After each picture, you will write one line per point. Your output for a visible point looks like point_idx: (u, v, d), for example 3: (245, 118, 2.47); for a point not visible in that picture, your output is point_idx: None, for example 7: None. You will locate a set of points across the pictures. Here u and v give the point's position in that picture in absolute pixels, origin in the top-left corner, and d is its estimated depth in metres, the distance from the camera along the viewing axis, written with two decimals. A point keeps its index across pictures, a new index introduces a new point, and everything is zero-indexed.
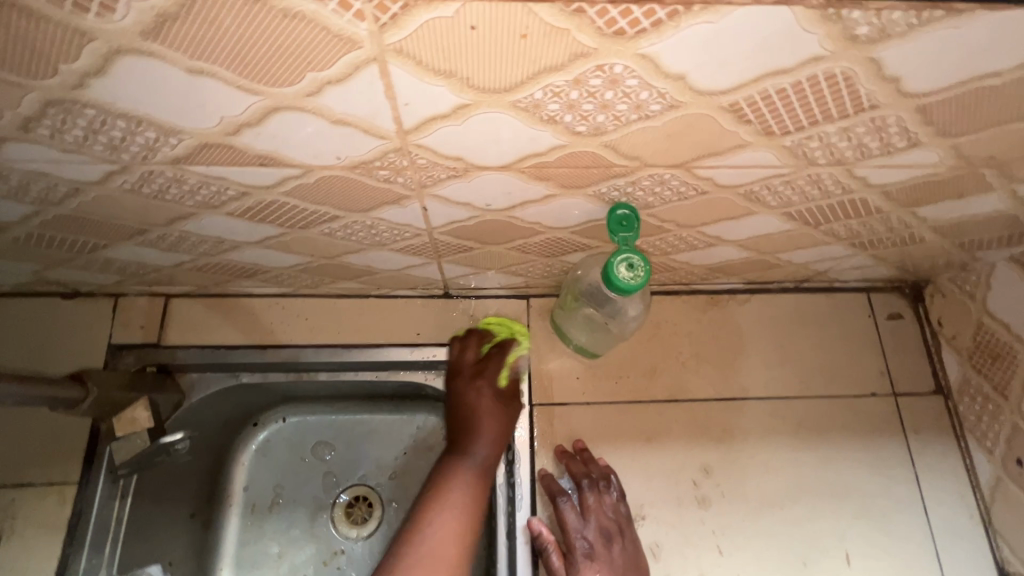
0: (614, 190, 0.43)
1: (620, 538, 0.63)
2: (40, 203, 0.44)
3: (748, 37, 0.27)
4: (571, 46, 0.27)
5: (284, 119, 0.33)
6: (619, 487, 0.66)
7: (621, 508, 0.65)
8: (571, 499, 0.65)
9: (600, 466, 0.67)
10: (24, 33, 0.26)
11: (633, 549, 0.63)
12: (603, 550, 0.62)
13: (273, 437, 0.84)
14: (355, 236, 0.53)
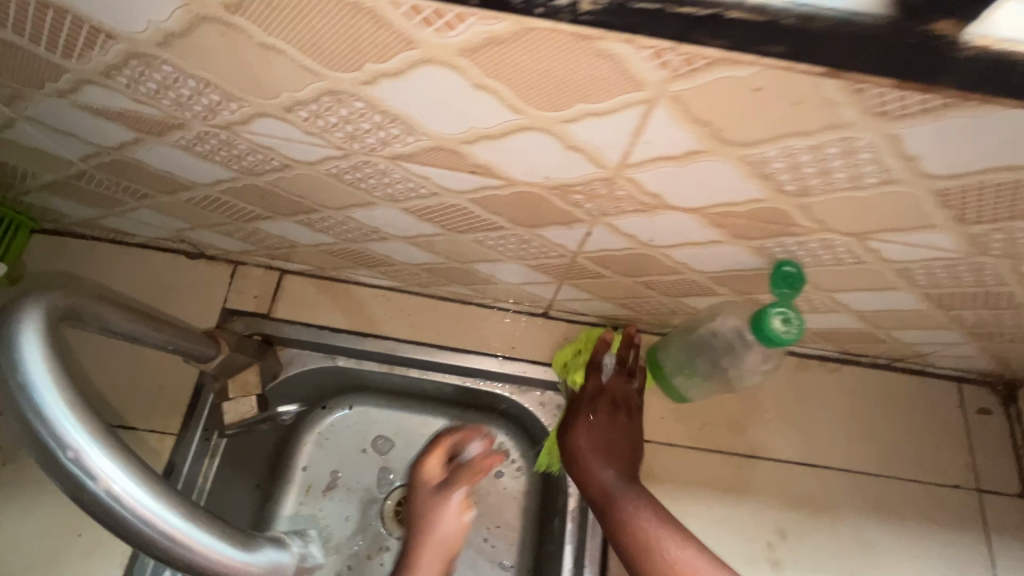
0: (778, 246, 0.45)
1: (629, 423, 0.68)
2: (242, 172, 0.48)
3: (1000, 134, 0.29)
4: (832, 118, 0.30)
5: (525, 138, 0.36)
6: (638, 382, 0.71)
7: (633, 391, 0.70)
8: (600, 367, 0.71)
9: (636, 362, 0.72)
10: (357, 36, 0.29)
11: (636, 425, 0.68)
12: (609, 412, 0.68)
13: (338, 422, 0.85)
14: (502, 248, 0.56)
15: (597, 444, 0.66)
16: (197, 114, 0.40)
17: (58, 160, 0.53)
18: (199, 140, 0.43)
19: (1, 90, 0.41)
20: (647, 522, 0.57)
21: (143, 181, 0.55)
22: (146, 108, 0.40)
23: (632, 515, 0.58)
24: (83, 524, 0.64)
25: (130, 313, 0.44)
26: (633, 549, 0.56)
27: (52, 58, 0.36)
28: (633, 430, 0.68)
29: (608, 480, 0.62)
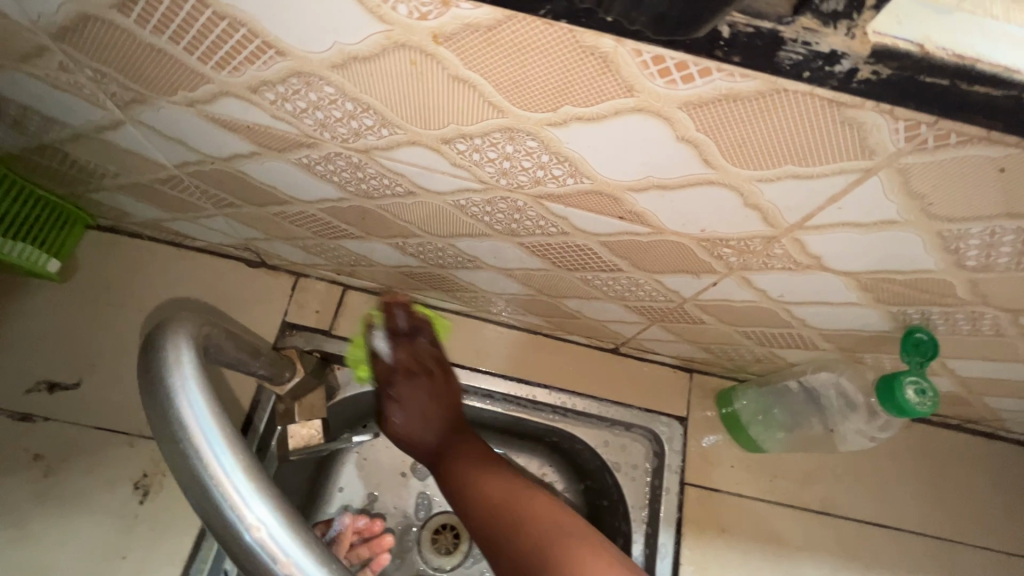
0: (917, 314, 0.43)
1: (430, 387, 0.64)
2: (356, 194, 0.45)
3: None
4: None
5: (703, 192, 0.33)
6: (427, 338, 0.66)
7: (432, 352, 0.66)
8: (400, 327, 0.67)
9: (410, 323, 0.67)
10: (572, 79, 0.27)
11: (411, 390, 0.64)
12: (404, 381, 0.65)
13: (377, 443, 0.82)
14: (606, 288, 0.53)
15: (422, 419, 0.63)
16: (337, 137, 0.37)
17: (147, 164, 0.50)
18: (326, 160, 0.41)
19: (122, 93, 0.39)
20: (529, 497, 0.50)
21: (232, 191, 0.52)
22: (283, 126, 0.38)
23: (526, 509, 0.49)
24: (127, 546, 0.60)
25: (234, 339, 0.41)
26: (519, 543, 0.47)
27: (201, 69, 0.33)
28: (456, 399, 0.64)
29: (456, 458, 0.59)
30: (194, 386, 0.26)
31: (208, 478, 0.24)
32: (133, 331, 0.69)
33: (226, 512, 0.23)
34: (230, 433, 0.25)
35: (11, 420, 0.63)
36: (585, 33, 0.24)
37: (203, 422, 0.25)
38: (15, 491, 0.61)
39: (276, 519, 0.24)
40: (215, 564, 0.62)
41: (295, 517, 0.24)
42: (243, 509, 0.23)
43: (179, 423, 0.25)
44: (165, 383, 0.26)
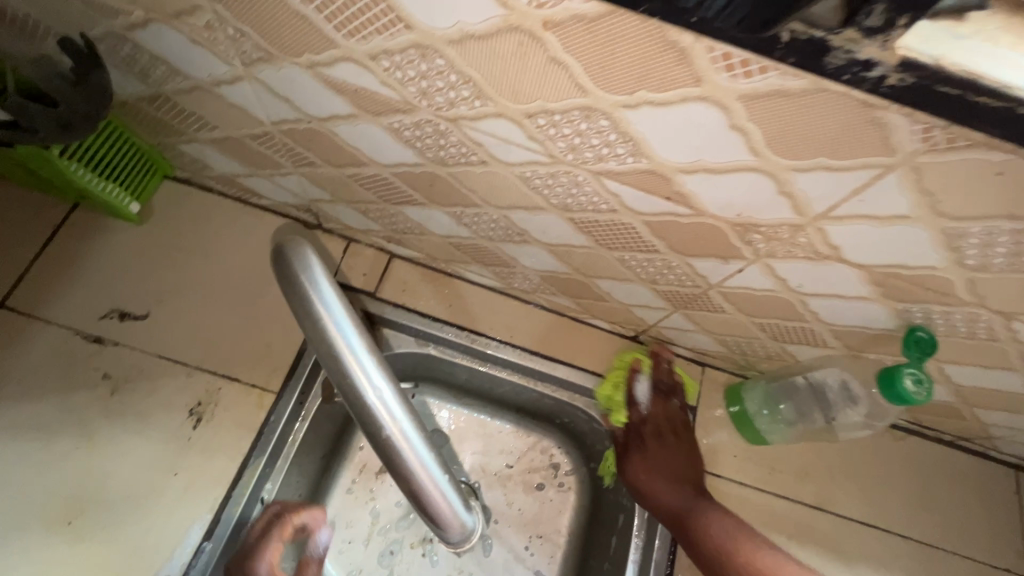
0: (920, 312, 0.49)
1: (684, 448, 0.73)
2: (433, 160, 0.52)
3: None
4: None
5: (744, 177, 0.39)
6: (679, 400, 0.76)
7: (681, 414, 0.75)
8: (651, 385, 0.77)
9: (671, 379, 0.77)
10: (652, 67, 0.33)
11: (677, 445, 0.73)
12: (654, 441, 0.73)
13: None
14: (639, 269, 0.59)
15: (672, 479, 0.70)
16: (433, 105, 0.44)
17: (246, 119, 0.57)
18: (416, 126, 0.47)
19: (252, 52, 0.45)
20: (702, 508, 0.66)
21: (317, 151, 0.58)
22: (387, 91, 0.44)
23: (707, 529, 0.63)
24: (178, 465, 0.66)
25: None
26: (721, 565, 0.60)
27: (334, 35, 0.40)
28: (695, 454, 0.73)
29: (681, 506, 0.67)
30: (325, 283, 0.32)
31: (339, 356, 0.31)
32: (198, 274, 0.75)
33: (354, 382, 0.31)
34: (354, 323, 0.32)
35: (84, 341, 0.69)
36: (670, 29, 0.30)
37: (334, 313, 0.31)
38: (84, 404, 0.67)
39: (388, 393, 0.31)
40: (255, 490, 0.67)
41: (399, 392, 0.32)
42: (364, 382, 0.31)
43: (314, 310, 0.31)
44: (300, 277, 0.32)
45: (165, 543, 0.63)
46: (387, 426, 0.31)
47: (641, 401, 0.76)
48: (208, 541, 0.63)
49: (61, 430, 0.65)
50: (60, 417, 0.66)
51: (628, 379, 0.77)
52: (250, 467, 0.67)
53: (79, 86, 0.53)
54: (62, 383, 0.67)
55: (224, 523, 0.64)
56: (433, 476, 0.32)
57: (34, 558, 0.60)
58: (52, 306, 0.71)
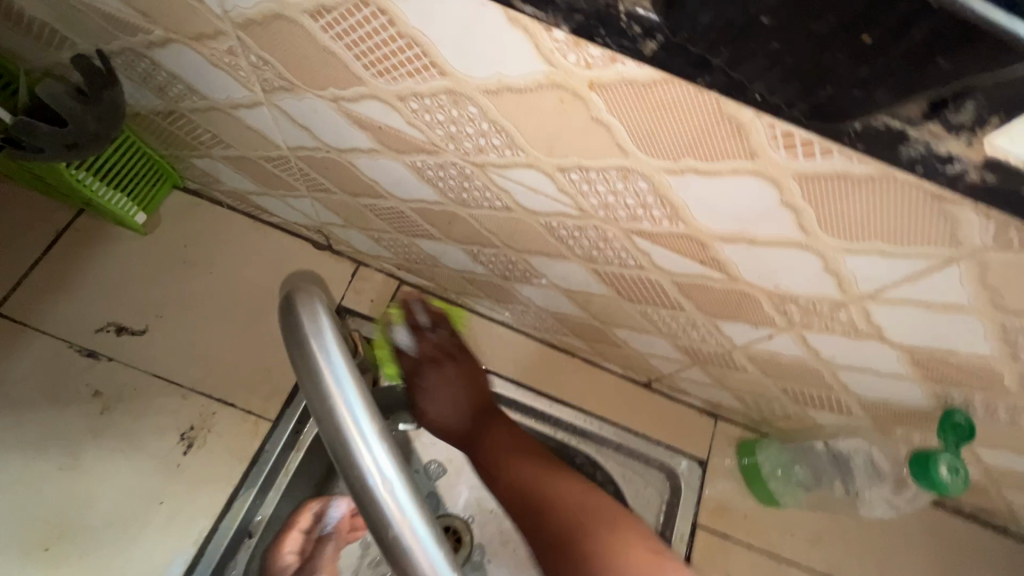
0: (959, 396, 0.46)
1: (455, 370, 0.64)
2: (454, 200, 0.49)
3: None
4: None
5: (788, 253, 0.37)
6: (446, 328, 0.68)
7: (450, 346, 0.67)
8: (415, 318, 0.68)
9: (430, 317, 0.69)
10: (703, 138, 0.31)
11: (456, 372, 0.64)
12: (433, 373, 0.63)
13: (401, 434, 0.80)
14: (660, 323, 0.56)
15: (450, 407, 0.62)
16: (460, 149, 0.41)
17: (262, 142, 0.55)
18: (440, 167, 0.45)
19: (274, 80, 0.43)
20: (543, 474, 0.52)
21: (332, 178, 0.56)
22: (413, 131, 0.42)
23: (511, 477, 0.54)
24: (164, 493, 0.63)
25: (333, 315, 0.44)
26: (534, 510, 0.50)
27: (362, 74, 0.38)
28: (476, 376, 0.65)
29: (471, 427, 0.60)
30: (335, 352, 0.30)
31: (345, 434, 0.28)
32: (200, 290, 0.73)
33: (357, 463, 0.27)
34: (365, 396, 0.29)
35: (77, 356, 0.67)
36: (729, 103, 0.28)
37: (343, 386, 0.29)
38: (72, 422, 0.64)
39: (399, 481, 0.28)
40: (243, 523, 0.64)
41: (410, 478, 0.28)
42: (372, 468, 0.27)
43: (321, 382, 0.29)
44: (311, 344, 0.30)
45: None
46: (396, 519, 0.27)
47: (403, 347, 0.66)
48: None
49: (46, 449, 0.63)
50: (46, 434, 0.63)
51: (389, 331, 0.69)
52: (239, 500, 0.64)
53: (90, 103, 0.53)
54: (51, 398, 0.65)
55: (208, 557, 0.61)
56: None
57: None
58: (48, 316, 0.68)
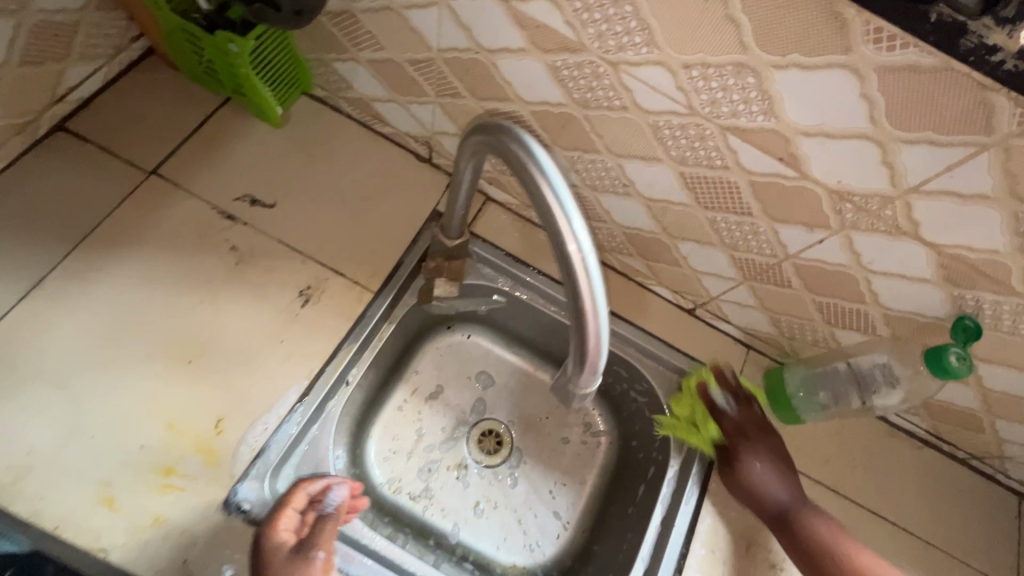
0: (972, 300, 0.56)
1: (772, 445, 0.78)
2: (577, 102, 0.61)
3: None
4: None
5: (855, 144, 0.48)
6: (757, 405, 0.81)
7: (760, 417, 0.80)
8: (730, 380, 0.81)
9: (739, 386, 0.81)
10: (811, 33, 0.42)
11: (779, 458, 0.77)
12: (759, 443, 0.77)
13: (456, 346, 0.99)
14: (725, 233, 0.67)
15: (782, 483, 0.76)
16: (603, 47, 0.53)
17: (416, 43, 0.67)
18: (578, 66, 0.56)
19: None
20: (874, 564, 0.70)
21: (468, 82, 0.68)
22: (567, 30, 0.54)
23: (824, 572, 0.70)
24: (284, 335, 0.74)
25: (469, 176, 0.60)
26: None
27: None
28: (781, 448, 0.78)
29: (794, 507, 0.74)
30: (537, 146, 0.45)
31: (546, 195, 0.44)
32: (318, 179, 0.84)
33: (556, 215, 0.43)
34: (560, 176, 0.44)
35: (219, 216, 0.78)
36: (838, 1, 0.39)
37: (549, 172, 0.44)
38: (212, 267, 0.76)
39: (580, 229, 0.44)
40: (343, 371, 0.76)
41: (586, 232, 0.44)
42: (562, 216, 0.43)
43: (536, 174, 0.44)
44: (518, 142, 0.45)
45: (268, 398, 0.71)
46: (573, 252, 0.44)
47: (727, 409, 0.79)
48: (302, 404, 0.72)
49: (191, 285, 0.74)
50: (189, 274, 0.75)
51: (700, 392, 0.81)
52: (342, 351, 0.76)
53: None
54: (196, 247, 0.76)
55: (317, 390, 0.73)
56: (594, 303, 0.45)
57: (154, 384, 0.68)
58: (195, 181, 0.80)
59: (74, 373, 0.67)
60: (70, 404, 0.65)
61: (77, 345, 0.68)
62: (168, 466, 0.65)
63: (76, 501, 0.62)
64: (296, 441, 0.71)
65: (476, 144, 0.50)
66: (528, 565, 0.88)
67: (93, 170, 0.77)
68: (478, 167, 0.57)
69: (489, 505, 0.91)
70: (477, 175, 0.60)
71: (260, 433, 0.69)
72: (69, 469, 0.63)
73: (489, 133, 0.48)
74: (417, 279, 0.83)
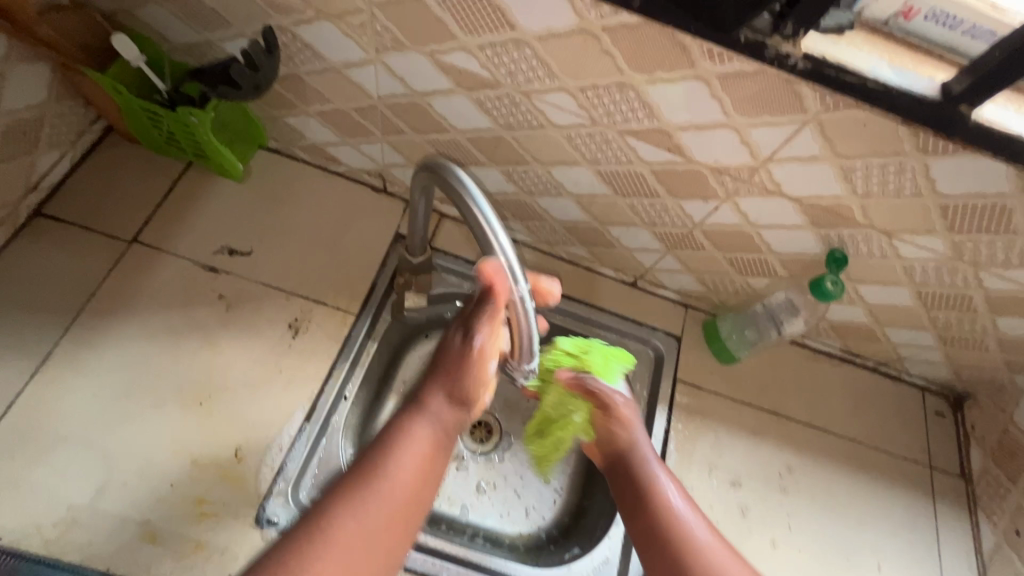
0: (836, 237, 0.72)
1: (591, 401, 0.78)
2: (503, 125, 0.73)
3: (966, 172, 0.57)
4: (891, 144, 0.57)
5: (719, 132, 0.62)
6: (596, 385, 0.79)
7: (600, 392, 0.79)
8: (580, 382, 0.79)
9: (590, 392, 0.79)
10: (664, 57, 0.56)
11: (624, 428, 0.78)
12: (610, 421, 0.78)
13: None
14: (643, 214, 0.80)
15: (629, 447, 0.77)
16: (515, 81, 0.65)
17: (358, 94, 0.77)
18: (498, 98, 0.68)
19: (390, 42, 0.67)
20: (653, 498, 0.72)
21: (409, 120, 0.78)
22: (484, 71, 0.65)
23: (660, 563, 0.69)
24: (282, 364, 0.83)
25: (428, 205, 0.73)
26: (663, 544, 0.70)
27: (458, 32, 0.62)
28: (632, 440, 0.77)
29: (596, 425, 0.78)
30: (467, 177, 0.60)
31: (476, 218, 0.58)
32: (286, 221, 0.93)
33: (484, 234, 0.58)
34: (489, 206, 0.58)
35: (203, 270, 0.86)
36: (678, 34, 0.53)
37: (477, 198, 0.58)
38: (204, 317, 0.84)
39: (506, 246, 0.59)
40: (339, 388, 0.84)
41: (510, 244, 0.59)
42: (491, 236, 0.58)
43: (466, 198, 0.59)
44: (457, 179, 0.60)
45: (279, 420, 0.80)
46: (500, 258, 0.59)
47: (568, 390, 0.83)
48: (308, 423, 0.80)
49: (191, 334, 0.82)
50: (186, 325, 0.83)
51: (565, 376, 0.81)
52: (336, 371, 0.85)
53: (252, 66, 0.70)
54: (188, 299, 0.84)
55: (320, 408, 0.82)
56: (523, 303, 0.61)
57: (171, 428, 0.76)
58: (174, 242, 0.87)
59: (94, 432, 0.74)
60: (96, 460, 0.72)
61: (93, 407, 0.75)
62: (198, 496, 0.73)
63: (119, 541, 0.69)
64: (308, 457, 0.79)
65: (426, 178, 0.65)
66: (531, 531, 0.98)
67: (77, 247, 0.84)
68: (429, 195, 0.70)
69: (488, 486, 1.00)
70: (431, 201, 0.72)
71: (277, 453, 0.77)
72: (109, 515, 0.70)
73: (435, 170, 0.62)
74: (392, 299, 0.92)
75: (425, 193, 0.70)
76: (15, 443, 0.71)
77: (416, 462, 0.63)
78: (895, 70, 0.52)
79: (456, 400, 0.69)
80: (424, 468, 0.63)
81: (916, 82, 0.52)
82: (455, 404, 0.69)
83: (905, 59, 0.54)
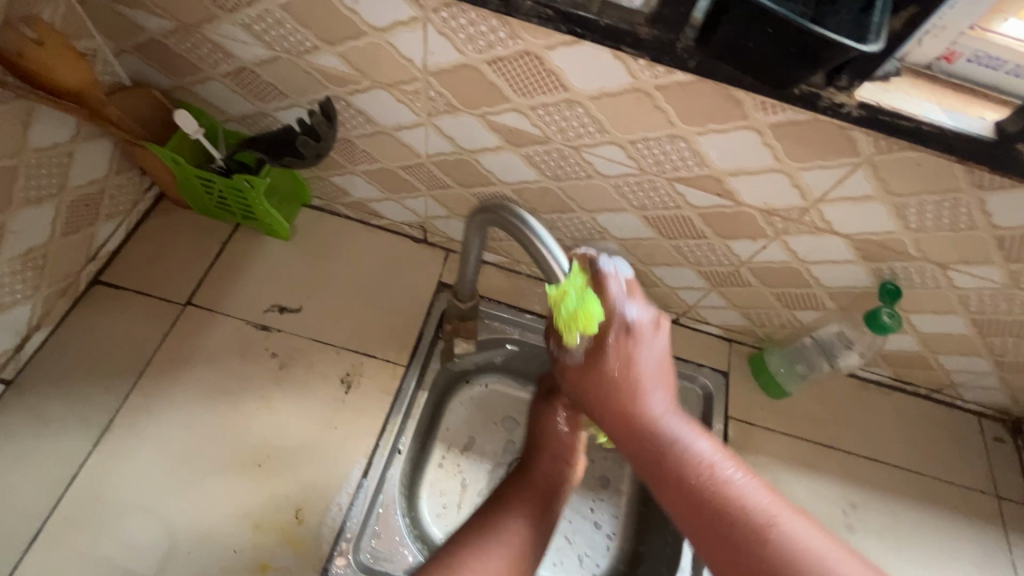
0: (888, 269, 0.72)
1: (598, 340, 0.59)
2: (550, 177, 0.75)
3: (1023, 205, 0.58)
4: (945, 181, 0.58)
5: (770, 176, 0.63)
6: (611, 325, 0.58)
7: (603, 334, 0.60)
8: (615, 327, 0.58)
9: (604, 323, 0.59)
10: (716, 111, 0.58)
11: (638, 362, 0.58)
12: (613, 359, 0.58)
13: (480, 396, 1.00)
14: (689, 254, 0.81)
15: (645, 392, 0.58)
16: (565, 137, 0.67)
17: (406, 153, 0.80)
18: (547, 152, 0.71)
19: (442, 105, 0.70)
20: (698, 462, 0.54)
21: (455, 175, 0.81)
22: (534, 129, 0.68)
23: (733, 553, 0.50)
24: (337, 420, 0.83)
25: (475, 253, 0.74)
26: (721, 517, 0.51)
27: (511, 96, 0.65)
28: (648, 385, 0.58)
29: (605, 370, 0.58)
30: (521, 210, 0.61)
31: (532, 239, 0.59)
32: (333, 276, 0.95)
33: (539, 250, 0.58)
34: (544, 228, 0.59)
35: (255, 328, 0.88)
36: (731, 89, 0.55)
37: (532, 223, 0.59)
38: (258, 375, 0.85)
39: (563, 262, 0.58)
40: (393, 442, 0.83)
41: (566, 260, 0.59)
42: (547, 252, 0.58)
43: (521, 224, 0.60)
44: (511, 211, 0.61)
45: (337, 477, 0.79)
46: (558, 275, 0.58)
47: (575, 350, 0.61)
48: (365, 479, 0.80)
49: (247, 394, 0.83)
50: (242, 385, 0.84)
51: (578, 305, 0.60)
52: (390, 424, 0.84)
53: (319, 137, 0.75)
54: (242, 359, 0.85)
55: (376, 465, 0.81)
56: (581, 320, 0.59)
57: (232, 489, 0.76)
58: (226, 303, 0.89)
59: (157, 497, 0.74)
60: (160, 525, 0.72)
61: (155, 472, 0.76)
62: (261, 561, 0.72)
63: None
64: (367, 515, 0.78)
65: (480, 219, 0.65)
66: None
67: (136, 313, 0.86)
68: (481, 236, 0.69)
69: None
70: (482, 243, 0.72)
71: (337, 513, 0.77)
72: None
73: (487, 208, 0.64)
74: (439, 348, 0.92)
75: (479, 233, 0.69)
76: (83, 513, 0.72)
77: (525, 509, 0.66)
78: (947, 114, 0.54)
79: (556, 458, 0.74)
80: (535, 516, 0.66)
81: (970, 123, 0.53)
82: (554, 460, 0.73)
83: (954, 101, 0.55)
